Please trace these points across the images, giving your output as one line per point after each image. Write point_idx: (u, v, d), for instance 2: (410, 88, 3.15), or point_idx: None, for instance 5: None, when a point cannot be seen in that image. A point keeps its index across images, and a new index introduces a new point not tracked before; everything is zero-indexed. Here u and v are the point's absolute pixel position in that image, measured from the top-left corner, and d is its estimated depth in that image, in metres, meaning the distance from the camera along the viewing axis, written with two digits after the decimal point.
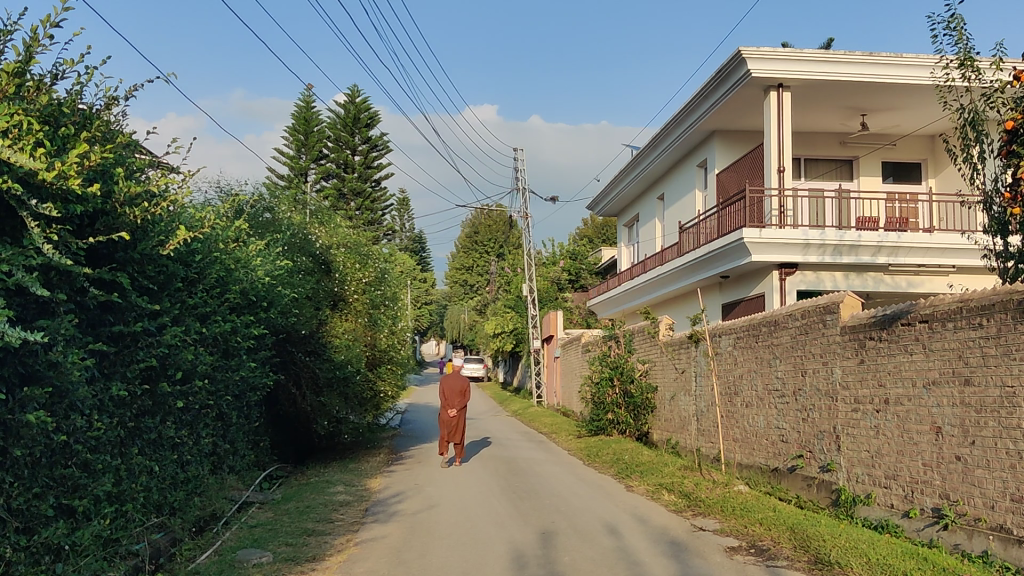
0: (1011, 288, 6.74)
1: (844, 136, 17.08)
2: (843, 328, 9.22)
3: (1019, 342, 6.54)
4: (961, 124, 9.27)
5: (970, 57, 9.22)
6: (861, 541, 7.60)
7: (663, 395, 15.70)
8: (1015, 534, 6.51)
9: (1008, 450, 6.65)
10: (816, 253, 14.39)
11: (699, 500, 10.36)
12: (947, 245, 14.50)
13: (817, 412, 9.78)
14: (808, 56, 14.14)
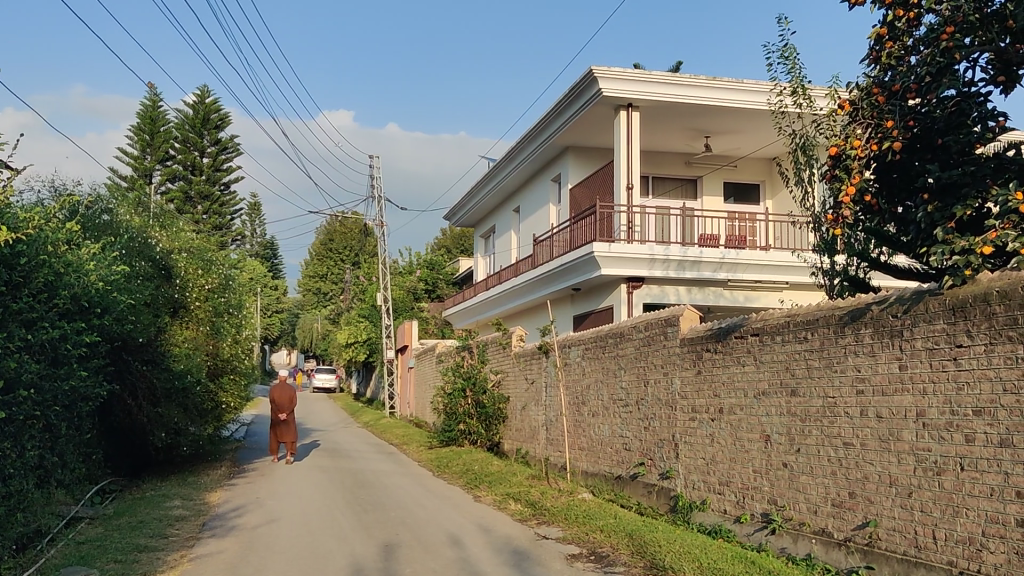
0: (833, 304, 7.15)
1: (689, 157, 17.76)
2: (683, 340, 9.56)
3: (840, 355, 6.95)
4: (793, 149, 9.78)
5: (803, 85, 9.77)
6: (694, 546, 7.88)
7: (514, 405, 15.87)
8: (836, 537, 6.91)
9: (830, 457, 7.06)
10: (661, 267, 14.89)
11: (543, 508, 10.52)
12: (781, 262, 15.30)
13: (657, 421, 10.11)
14: (656, 78, 14.65)
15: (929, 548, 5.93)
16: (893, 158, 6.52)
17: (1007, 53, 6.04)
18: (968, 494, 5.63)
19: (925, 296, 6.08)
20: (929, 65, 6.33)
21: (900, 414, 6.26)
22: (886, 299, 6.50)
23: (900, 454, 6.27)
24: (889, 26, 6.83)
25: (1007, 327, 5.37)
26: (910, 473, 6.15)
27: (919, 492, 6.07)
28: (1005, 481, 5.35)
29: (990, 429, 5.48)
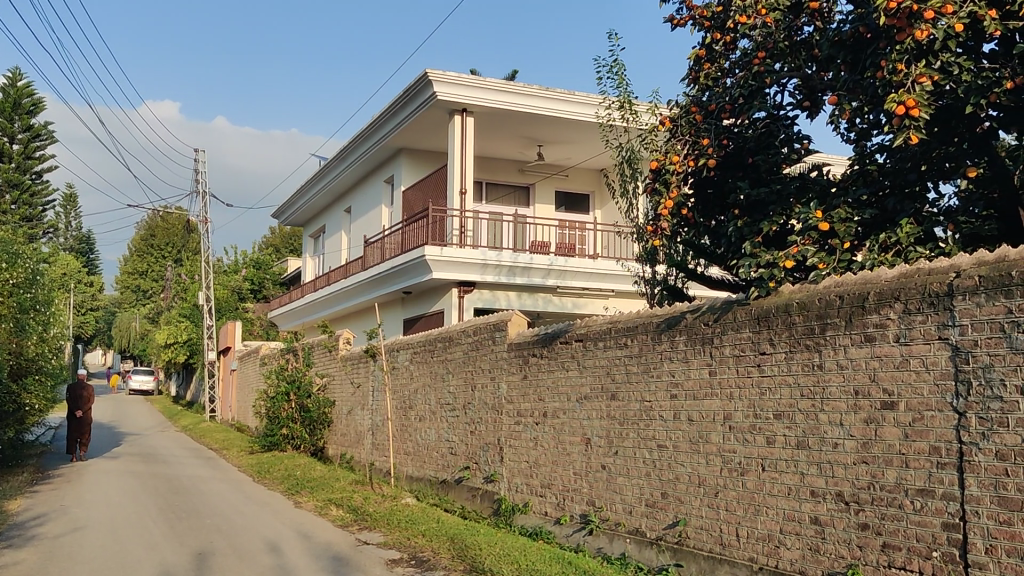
0: (651, 311, 7.42)
1: (522, 165, 18.04)
2: (510, 345, 9.69)
3: (657, 361, 7.23)
4: (619, 162, 10.09)
5: (630, 100, 10.10)
6: (513, 548, 8.00)
7: (339, 409, 15.66)
8: (649, 536, 7.18)
9: (645, 459, 7.33)
10: (492, 272, 15.05)
11: (366, 513, 10.41)
12: (607, 271, 15.76)
13: (483, 425, 10.22)
14: (490, 84, 14.81)
15: (733, 546, 6.26)
16: (708, 174, 6.82)
17: (812, 79, 6.46)
18: (768, 493, 5.98)
19: (733, 305, 6.39)
20: (742, 87, 6.72)
21: (710, 418, 6.58)
22: (699, 308, 6.79)
23: (709, 456, 6.58)
24: (707, 48, 7.16)
25: (806, 336, 5.71)
26: (718, 474, 6.47)
27: (725, 492, 6.39)
28: (802, 481, 5.70)
29: (789, 431, 5.82)
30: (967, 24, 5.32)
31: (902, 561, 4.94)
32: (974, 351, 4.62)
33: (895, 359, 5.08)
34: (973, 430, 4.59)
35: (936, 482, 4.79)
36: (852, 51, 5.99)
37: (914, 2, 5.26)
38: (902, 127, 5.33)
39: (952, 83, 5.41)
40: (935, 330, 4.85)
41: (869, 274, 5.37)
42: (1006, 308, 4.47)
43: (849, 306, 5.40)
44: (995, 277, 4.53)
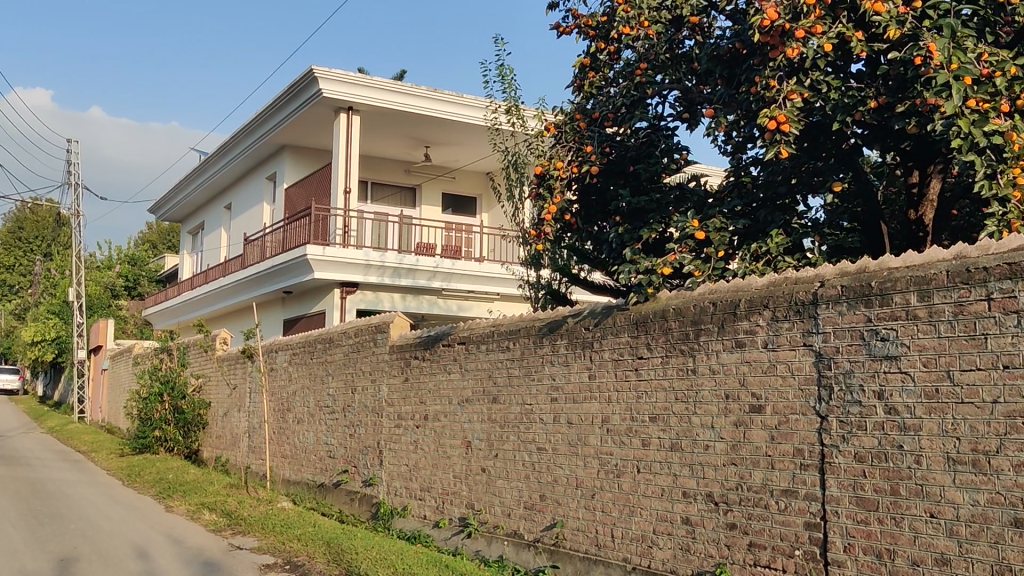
0: (533, 315, 7.48)
1: (409, 165, 17.98)
2: (392, 347, 9.62)
3: (538, 364, 7.29)
4: (505, 166, 10.12)
5: (517, 105, 10.16)
6: (391, 552, 7.94)
7: (215, 411, 15.26)
8: (527, 538, 7.24)
9: (525, 461, 7.38)
10: (376, 273, 14.93)
11: (240, 518, 10.17)
12: (492, 274, 15.83)
13: (363, 428, 10.11)
14: (376, 84, 14.70)
15: (608, 547, 6.37)
16: (590, 181, 6.90)
17: (692, 92, 6.64)
18: (643, 494, 6.10)
19: (613, 310, 6.50)
20: (625, 97, 6.82)
21: (588, 421, 6.67)
22: (580, 313, 6.88)
23: (586, 458, 6.68)
24: (592, 57, 7.23)
25: (681, 341, 5.86)
26: (594, 476, 6.57)
27: (601, 494, 6.49)
28: (674, 482, 5.84)
29: (663, 434, 5.96)
30: (836, 44, 5.50)
31: (767, 559, 5.12)
32: (835, 357, 4.82)
33: (763, 364, 5.26)
34: (834, 432, 4.79)
35: (799, 483, 4.98)
36: (728, 66, 6.18)
37: (786, 21, 5.43)
38: (773, 141, 5.54)
39: (821, 100, 5.62)
40: (801, 337, 5.04)
41: (741, 282, 5.54)
42: (866, 317, 4.68)
43: (722, 312, 5.56)
44: (857, 287, 4.73)
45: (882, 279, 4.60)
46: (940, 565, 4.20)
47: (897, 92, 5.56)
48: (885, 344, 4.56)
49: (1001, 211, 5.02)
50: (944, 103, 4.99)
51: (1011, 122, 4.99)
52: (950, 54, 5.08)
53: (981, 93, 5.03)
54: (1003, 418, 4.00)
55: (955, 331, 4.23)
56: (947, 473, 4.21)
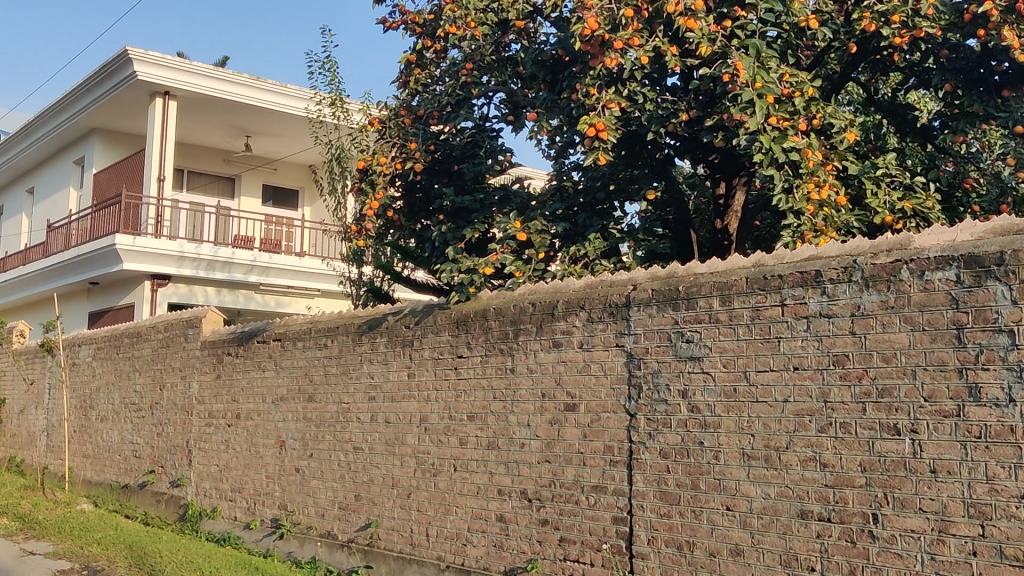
0: (352, 313, 7.40)
1: (229, 155, 17.41)
2: (204, 343, 9.28)
3: (356, 362, 7.21)
4: (328, 159, 9.95)
5: (340, 98, 10.01)
6: (198, 555, 7.67)
7: (10, 408, 14.27)
8: (340, 538, 7.17)
9: (340, 461, 7.29)
10: (189, 265, 14.34)
11: (34, 522, 9.55)
12: (312, 270, 15.51)
13: (171, 427, 9.71)
14: (196, 69, 14.16)
15: (422, 546, 6.38)
16: (414, 178, 6.89)
17: (517, 95, 6.74)
18: (458, 493, 6.15)
19: (434, 309, 6.51)
20: (450, 96, 6.84)
21: (405, 420, 6.66)
22: (400, 311, 6.85)
23: (403, 457, 6.67)
24: (418, 54, 7.19)
25: (500, 340, 5.93)
26: (411, 475, 6.56)
27: (416, 493, 6.49)
28: (490, 480, 5.91)
29: (480, 433, 6.02)
30: (652, 57, 5.71)
31: (576, 554, 5.26)
32: (645, 358, 5.00)
33: (578, 363, 5.40)
34: (642, 430, 4.97)
35: (609, 478, 5.14)
36: (551, 71, 6.32)
37: (605, 32, 5.59)
38: (591, 147, 5.67)
39: (638, 110, 5.83)
40: (613, 338, 5.20)
41: (558, 284, 5.67)
42: (673, 320, 4.87)
43: (540, 313, 5.67)
44: (665, 292, 4.92)
45: (690, 284, 4.80)
46: (735, 555, 4.44)
47: (706, 106, 5.86)
48: (691, 345, 4.77)
49: (796, 222, 5.30)
50: (749, 119, 5.25)
51: (807, 140, 5.35)
52: (754, 72, 5.38)
53: (781, 111, 5.38)
54: (793, 417, 4.26)
55: (752, 335, 4.48)
56: (742, 468, 4.45)
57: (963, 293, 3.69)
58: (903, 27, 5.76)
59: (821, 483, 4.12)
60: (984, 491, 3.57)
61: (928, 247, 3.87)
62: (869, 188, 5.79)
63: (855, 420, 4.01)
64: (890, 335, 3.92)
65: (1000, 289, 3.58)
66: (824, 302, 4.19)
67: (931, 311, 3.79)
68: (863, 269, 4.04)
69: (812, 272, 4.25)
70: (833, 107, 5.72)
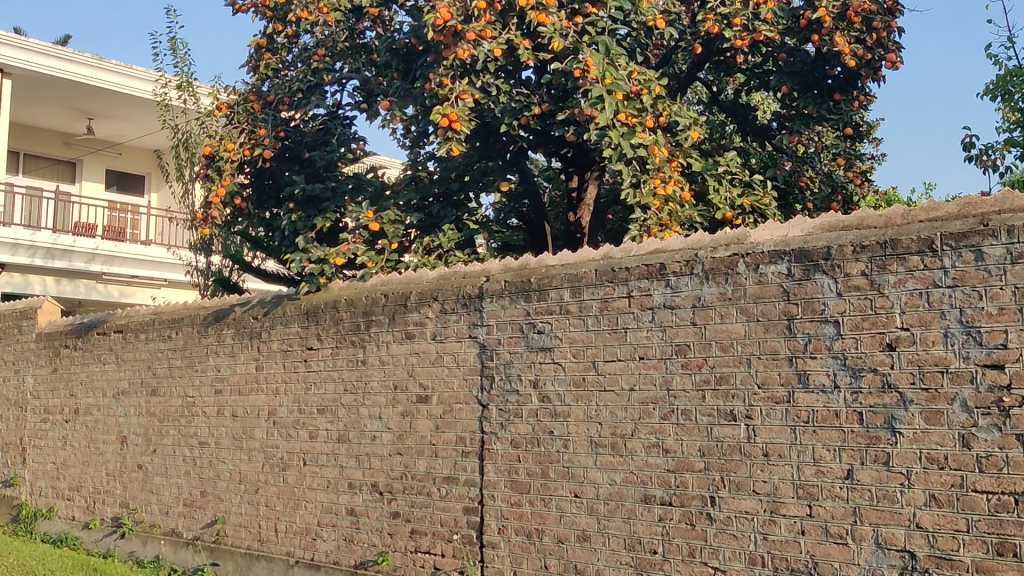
0: (198, 304, 7.17)
1: (69, 138, 16.57)
2: (39, 335, 8.81)
3: (202, 355, 7.00)
4: (175, 145, 9.60)
5: (189, 81, 9.67)
6: (31, 557, 7.29)
7: None
8: (185, 536, 6.96)
9: (185, 457, 7.07)
10: (25, 254, 13.56)
11: None
12: (158, 260, 14.98)
13: (3, 424, 9.18)
14: (33, 46, 13.42)
15: (270, 542, 6.27)
16: (264, 165, 6.71)
17: (370, 83, 6.67)
18: (308, 487, 6.06)
19: (283, 300, 6.36)
20: (301, 82, 6.68)
21: (253, 414, 6.51)
22: (248, 301, 6.68)
23: (250, 452, 6.52)
24: (268, 38, 7.01)
25: (351, 332, 5.84)
26: (258, 470, 6.42)
27: (265, 488, 6.36)
28: (340, 474, 5.84)
29: (331, 426, 5.93)
30: (504, 50, 5.78)
31: (427, 545, 5.27)
32: (497, 349, 5.00)
33: (430, 355, 5.37)
34: (494, 420, 4.99)
35: (460, 469, 5.15)
36: (404, 60, 6.28)
37: (458, 23, 5.57)
38: (444, 138, 5.61)
39: (491, 102, 5.86)
40: (466, 329, 5.17)
41: (410, 274, 5.62)
42: (525, 311, 4.88)
43: (392, 304, 5.60)
44: (517, 283, 4.92)
45: (540, 276, 4.82)
46: (582, 541, 4.54)
47: (558, 101, 6.00)
48: (541, 336, 4.80)
49: (643, 216, 5.44)
50: (598, 114, 5.39)
51: (654, 136, 5.50)
52: (604, 69, 5.50)
53: (629, 108, 5.51)
54: (638, 405, 4.37)
55: (600, 326, 4.55)
56: (590, 455, 4.54)
57: (793, 286, 3.86)
58: (744, 29, 5.99)
59: (663, 468, 4.25)
60: (811, 472, 3.76)
61: (762, 242, 4.01)
62: (711, 184, 6.00)
63: (696, 407, 4.15)
64: (727, 326, 4.07)
65: (826, 282, 3.75)
66: (667, 294, 4.30)
67: (765, 303, 3.95)
68: (704, 263, 4.16)
69: (657, 265, 4.34)
70: (679, 105, 5.90)
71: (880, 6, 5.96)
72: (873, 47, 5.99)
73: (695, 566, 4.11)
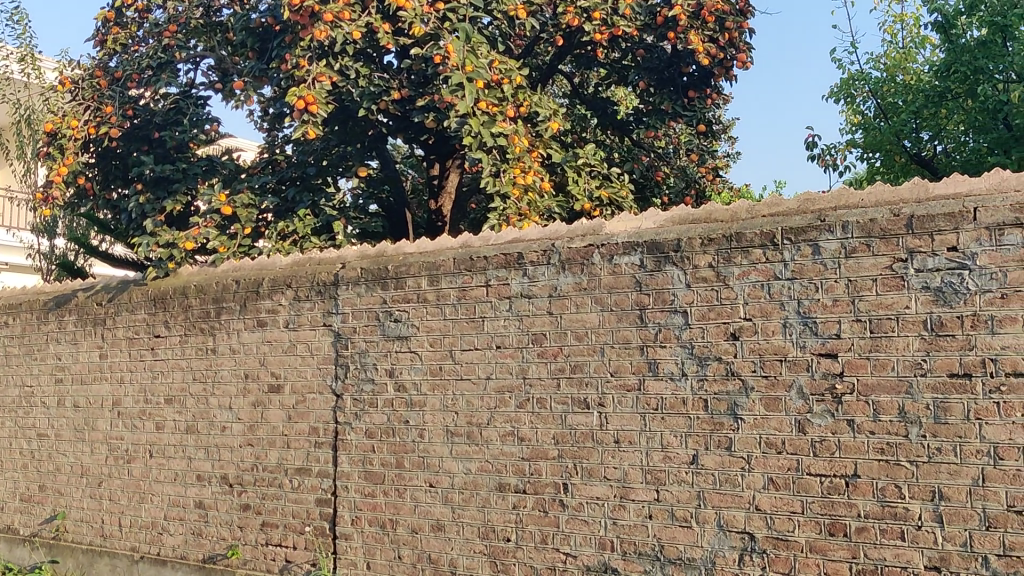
0: (38, 288, 6.81)
1: None
2: None
3: (41, 342, 6.65)
4: (15, 121, 9.08)
5: (32, 53, 9.16)
6: None
7: None
8: (21, 533, 6.60)
9: (22, 450, 6.70)
10: None
11: None
12: None
13: None
14: None
15: (113, 537, 6.03)
16: (110, 145, 6.39)
17: (226, 62, 6.50)
18: (154, 480, 5.84)
19: (129, 285, 6.10)
20: (151, 58, 6.41)
21: (96, 404, 6.23)
22: (92, 287, 6.37)
23: (93, 444, 6.23)
24: (116, 11, 6.70)
25: (201, 319, 5.64)
26: (101, 463, 6.15)
27: (108, 482, 6.11)
28: (188, 466, 5.65)
29: (178, 417, 5.73)
30: (363, 33, 5.71)
31: (279, 538, 5.17)
32: (352, 338, 4.92)
33: (283, 344, 5.24)
34: (348, 410, 4.92)
35: (313, 460, 5.06)
36: (261, 40, 6.06)
37: (315, 3, 5.45)
38: (301, 121, 5.50)
39: (350, 86, 5.76)
40: (320, 317, 5.07)
41: (264, 261, 5.48)
42: (381, 299, 4.82)
43: (244, 290, 5.43)
44: (374, 271, 4.84)
45: (397, 264, 4.76)
46: (435, 531, 4.54)
47: (419, 87, 6.00)
48: (398, 325, 4.75)
49: (502, 206, 5.46)
50: (458, 102, 5.37)
51: (514, 126, 5.56)
52: (465, 56, 5.49)
53: (490, 97, 5.52)
54: (494, 393, 4.38)
55: (457, 314, 4.53)
56: (445, 444, 4.53)
57: (645, 277, 3.93)
58: (603, 24, 6.08)
59: (518, 456, 4.28)
60: (659, 458, 3.85)
61: (617, 233, 4.07)
62: (571, 175, 6.08)
63: (550, 396, 4.19)
64: (581, 315, 4.11)
65: (676, 273, 3.84)
66: (524, 283, 4.30)
67: (618, 294, 4.01)
68: (560, 253, 4.18)
69: (515, 254, 4.34)
70: (539, 96, 5.96)
71: (732, 7, 6.17)
72: (725, 46, 6.19)
73: (547, 553, 4.16)
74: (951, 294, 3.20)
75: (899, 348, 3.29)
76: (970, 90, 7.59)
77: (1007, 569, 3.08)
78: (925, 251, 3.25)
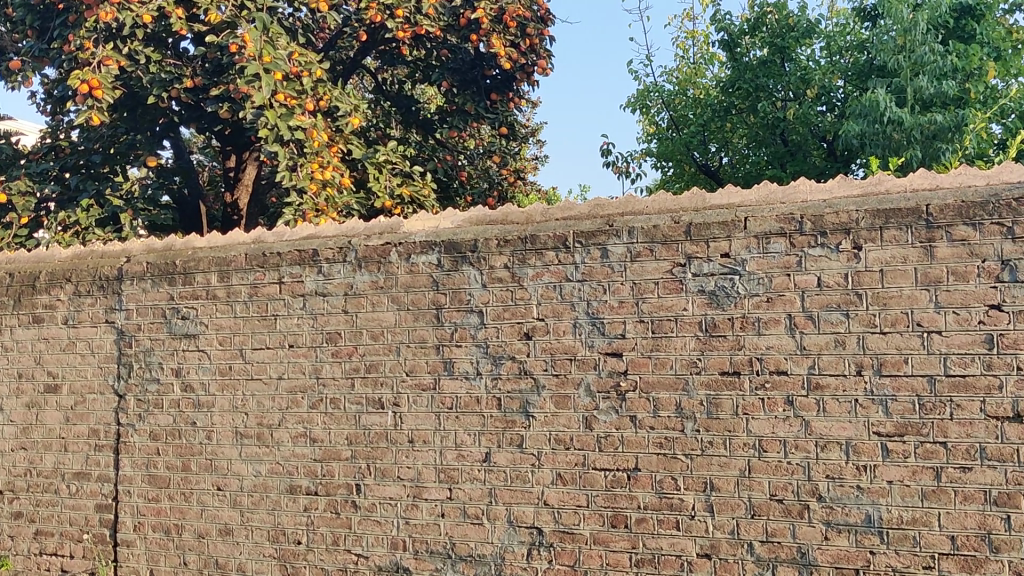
0: None
1: None
2: None
3: None
4: None
5: None
6: None
7: None
8: None
9: None
10: None
11: None
12: None
13: None
14: None
15: None
16: None
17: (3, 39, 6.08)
18: None
19: None
20: None
21: None
22: None
23: None
24: None
25: None
26: None
27: None
28: None
29: None
30: (155, 17, 5.47)
31: (54, 547, 4.87)
32: (136, 336, 4.70)
33: (60, 342, 4.93)
34: (131, 411, 4.70)
35: (92, 465, 4.80)
36: (41, 18, 5.67)
37: None
38: (84, 106, 5.21)
39: (139, 71, 5.50)
40: (102, 313, 4.81)
41: (42, 252, 5.14)
42: (168, 295, 4.62)
43: (17, 284, 5.08)
44: (161, 266, 4.64)
45: (186, 258, 4.58)
46: (224, 535, 4.41)
47: (213, 76, 5.78)
48: (186, 322, 4.57)
49: (299, 201, 5.36)
50: (254, 93, 5.22)
51: (312, 120, 5.48)
52: (263, 47, 5.34)
53: (288, 89, 5.41)
54: (286, 393, 4.30)
55: (248, 312, 4.41)
56: (233, 447, 4.41)
57: (441, 276, 3.96)
58: (406, 22, 6.09)
59: (309, 458, 4.22)
60: (452, 457, 3.89)
61: (413, 232, 4.08)
62: (372, 172, 6.05)
63: (343, 395, 4.16)
64: (377, 314, 4.09)
65: (472, 273, 3.89)
66: (319, 281, 4.24)
67: (414, 293, 4.02)
68: (356, 251, 4.15)
69: (310, 251, 4.28)
70: (339, 91, 5.90)
71: (533, 13, 6.32)
72: (526, 52, 6.33)
73: (338, 554, 4.13)
74: (723, 297, 3.40)
75: (677, 347, 3.48)
76: (751, 107, 8.12)
77: (769, 554, 3.30)
78: (701, 256, 3.45)
